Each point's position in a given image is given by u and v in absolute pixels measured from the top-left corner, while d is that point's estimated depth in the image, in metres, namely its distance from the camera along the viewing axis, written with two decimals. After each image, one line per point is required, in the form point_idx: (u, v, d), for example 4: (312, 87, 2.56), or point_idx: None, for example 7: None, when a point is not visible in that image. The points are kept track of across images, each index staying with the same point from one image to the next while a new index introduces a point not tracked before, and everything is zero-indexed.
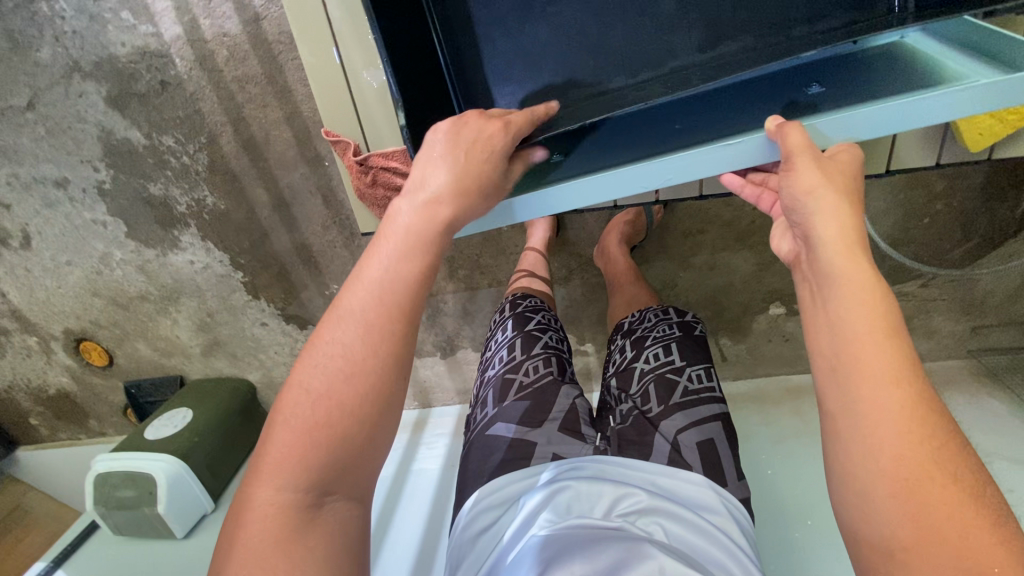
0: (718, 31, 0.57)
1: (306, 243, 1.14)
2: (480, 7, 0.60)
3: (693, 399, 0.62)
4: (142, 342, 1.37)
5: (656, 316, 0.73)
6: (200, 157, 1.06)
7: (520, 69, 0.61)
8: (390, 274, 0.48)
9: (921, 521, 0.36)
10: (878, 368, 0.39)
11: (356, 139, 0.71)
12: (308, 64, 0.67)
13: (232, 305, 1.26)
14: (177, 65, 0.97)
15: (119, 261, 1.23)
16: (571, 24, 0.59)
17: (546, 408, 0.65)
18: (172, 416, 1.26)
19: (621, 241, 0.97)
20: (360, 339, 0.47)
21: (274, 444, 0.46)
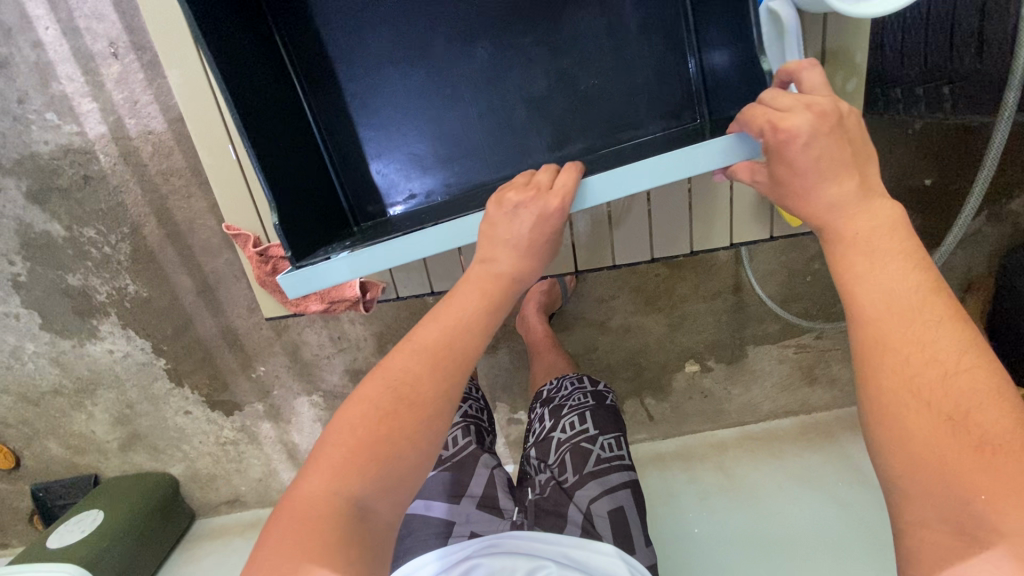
0: (564, 133, 0.66)
1: (230, 326, 1.14)
2: (360, 114, 0.67)
3: (605, 468, 0.66)
4: (53, 439, 1.29)
5: (572, 385, 0.75)
6: (121, 246, 1.07)
7: (397, 165, 0.68)
8: (463, 319, 0.53)
9: (923, 457, 0.39)
10: (924, 317, 0.42)
11: (256, 230, 0.75)
12: (207, 165, 0.71)
13: (153, 395, 1.22)
14: (100, 161, 1.00)
15: (31, 354, 1.19)
16: (440, 128, 0.67)
17: (466, 483, 0.66)
18: (81, 520, 1.17)
19: (539, 310, 1.01)
20: (422, 361, 0.51)
21: (334, 441, 0.49)
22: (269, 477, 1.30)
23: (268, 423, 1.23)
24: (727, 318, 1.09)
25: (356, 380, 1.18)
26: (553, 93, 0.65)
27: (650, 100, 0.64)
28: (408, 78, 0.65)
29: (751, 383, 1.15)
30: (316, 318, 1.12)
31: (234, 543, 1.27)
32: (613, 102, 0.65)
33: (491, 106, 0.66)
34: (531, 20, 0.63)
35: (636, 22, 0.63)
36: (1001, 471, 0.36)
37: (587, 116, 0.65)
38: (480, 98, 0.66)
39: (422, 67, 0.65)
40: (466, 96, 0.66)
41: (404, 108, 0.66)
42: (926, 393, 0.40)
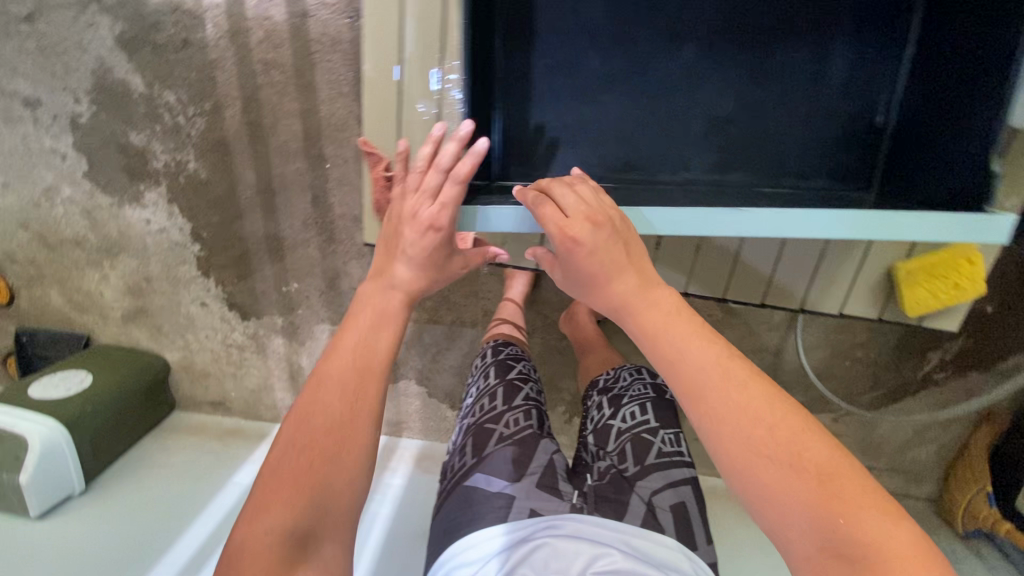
0: (729, 158, 0.68)
1: (277, 233, 1.11)
2: (547, 76, 0.69)
3: (667, 462, 0.68)
4: (56, 289, 1.24)
5: (629, 375, 0.81)
6: (196, 120, 1.03)
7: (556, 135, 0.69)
8: (373, 347, 0.57)
9: (789, 495, 0.42)
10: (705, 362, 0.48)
11: (387, 155, 0.75)
12: (369, 75, 0.75)
13: (174, 277, 1.19)
14: (206, 30, 0.96)
15: (64, 199, 1.14)
16: (620, 115, 0.68)
17: (526, 461, 0.68)
18: (68, 377, 1.14)
19: (591, 312, 1.02)
20: (333, 385, 0.53)
21: (268, 485, 0.49)
22: (263, 391, 1.28)
23: (281, 339, 1.21)
24: None
25: None
26: (736, 118, 0.68)
27: (819, 152, 0.69)
28: (607, 60, 0.68)
29: None
30: (367, 253, 1.10)
31: (211, 446, 1.25)
32: (783, 145, 0.68)
33: (673, 111, 0.68)
34: (745, 44, 0.66)
35: (837, 77, 0.67)
36: (842, 497, 0.41)
37: (756, 150, 0.68)
38: (667, 100, 0.68)
39: (620, 52, 0.67)
40: (649, 93, 0.68)
41: (593, 86, 0.68)
42: (762, 449, 0.44)
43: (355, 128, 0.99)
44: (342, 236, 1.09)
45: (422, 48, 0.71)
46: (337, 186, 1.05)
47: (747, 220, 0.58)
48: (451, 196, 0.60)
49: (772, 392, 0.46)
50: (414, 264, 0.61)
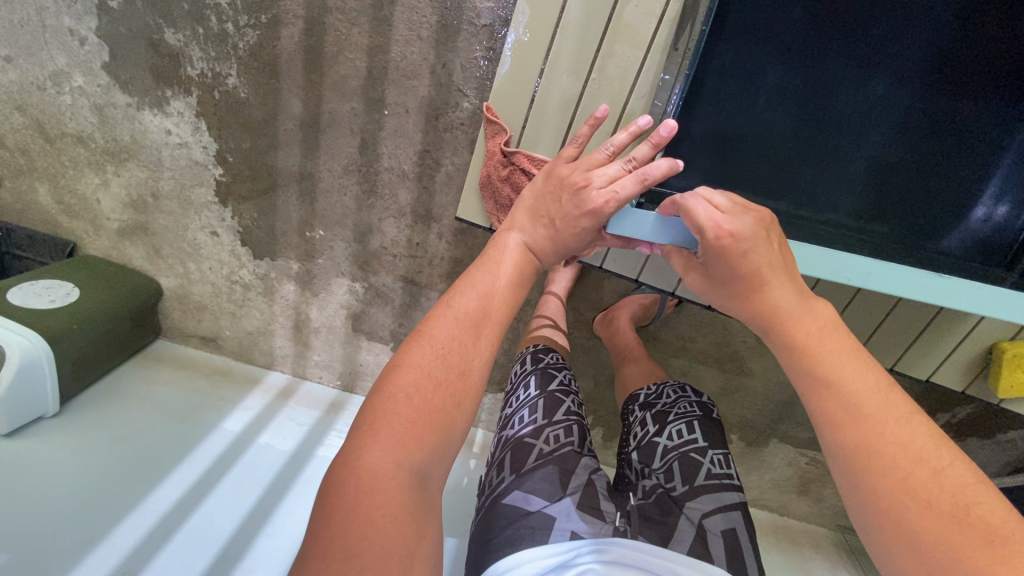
0: (881, 210, 0.62)
1: (312, 173, 1.02)
2: (709, 77, 0.62)
3: (717, 483, 0.63)
4: (46, 186, 1.12)
5: (674, 392, 0.76)
6: (247, 32, 0.92)
7: (708, 148, 0.64)
8: (500, 289, 0.57)
9: (943, 545, 0.39)
10: (859, 385, 0.46)
11: (512, 128, 0.72)
12: (520, 41, 0.67)
13: (186, 198, 1.08)
14: None
15: (74, 88, 1.01)
16: (781, 139, 0.62)
17: (566, 480, 0.62)
18: (52, 287, 1.03)
19: (631, 320, 0.99)
20: (469, 327, 0.53)
21: (391, 415, 0.46)
22: (260, 335, 1.20)
23: (292, 285, 1.13)
24: (775, 407, 1.11)
25: (407, 290, 1.10)
26: (901, 168, 0.61)
27: (979, 224, 0.62)
28: (786, 75, 0.61)
29: (754, 469, 1.18)
30: (406, 213, 1.02)
31: (196, 384, 1.16)
32: (942, 209, 0.62)
33: (839, 146, 0.62)
34: (937, 92, 0.59)
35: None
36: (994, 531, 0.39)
37: (913, 208, 0.62)
38: (835, 133, 0.61)
39: (802, 72, 0.60)
40: (818, 124, 0.61)
41: (760, 101, 0.62)
42: (902, 461, 0.43)
43: (425, 78, 0.91)
44: (383, 190, 1.01)
45: (591, 14, 0.64)
46: (391, 136, 0.96)
47: (949, 290, 0.54)
48: (630, 191, 0.57)
49: (926, 425, 0.44)
50: (548, 232, 0.62)
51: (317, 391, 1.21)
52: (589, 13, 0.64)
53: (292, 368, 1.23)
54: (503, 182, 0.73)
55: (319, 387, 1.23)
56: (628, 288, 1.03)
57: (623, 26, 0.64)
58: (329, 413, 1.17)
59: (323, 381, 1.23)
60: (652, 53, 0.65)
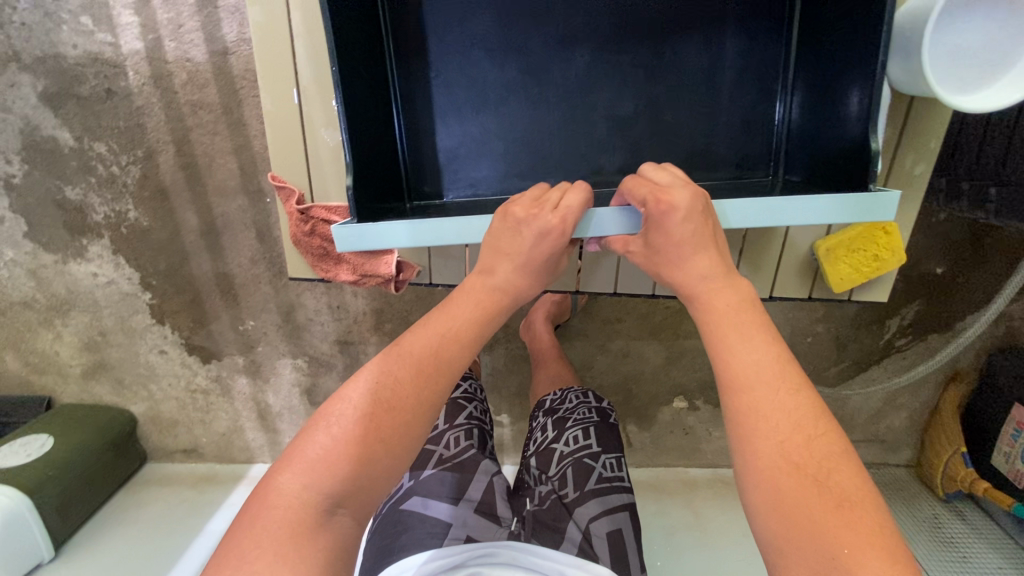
0: (635, 159, 0.66)
1: (227, 272, 1.09)
2: (440, 92, 0.66)
3: (608, 486, 0.71)
4: (12, 354, 1.22)
5: (576, 398, 0.83)
6: (131, 168, 1.02)
7: (462, 150, 0.67)
8: (406, 372, 0.48)
9: (797, 511, 0.39)
10: (758, 354, 0.45)
11: (301, 187, 0.70)
12: (268, 111, 0.67)
13: (129, 327, 1.17)
14: (129, 78, 0.95)
15: (7, 261, 1.12)
16: (521, 125, 0.66)
17: (464, 482, 0.70)
18: (28, 443, 1.11)
19: (546, 320, 1.02)
20: (368, 418, 0.46)
21: (266, 523, 0.42)
22: (233, 433, 1.26)
23: (244, 378, 1.20)
24: None
25: (345, 352, 1.15)
26: (638, 117, 0.65)
27: (730, 143, 0.66)
28: (503, 70, 0.65)
29: None
30: (319, 282, 1.09)
31: (183, 495, 1.22)
32: (691, 142, 0.66)
33: (575, 116, 0.66)
34: (643, 41, 0.63)
35: (739, 67, 0.64)
36: (862, 525, 0.38)
37: (663, 148, 0.66)
38: (568, 106, 0.66)
39: (515, 64, 0.64)
40: (551, 100, 0.65)
41: (491, 99, 0.66)
42: (788, 458, 0.41)
43: None
44: None
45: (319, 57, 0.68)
46: (282, 219, 1.04)
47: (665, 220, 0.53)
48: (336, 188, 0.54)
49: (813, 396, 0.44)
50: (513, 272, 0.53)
51: None
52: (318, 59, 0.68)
53: (271, 456, 1.27)
54: (311, 238, 0.71)
55: None
56: None
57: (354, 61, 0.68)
58: None
59: None
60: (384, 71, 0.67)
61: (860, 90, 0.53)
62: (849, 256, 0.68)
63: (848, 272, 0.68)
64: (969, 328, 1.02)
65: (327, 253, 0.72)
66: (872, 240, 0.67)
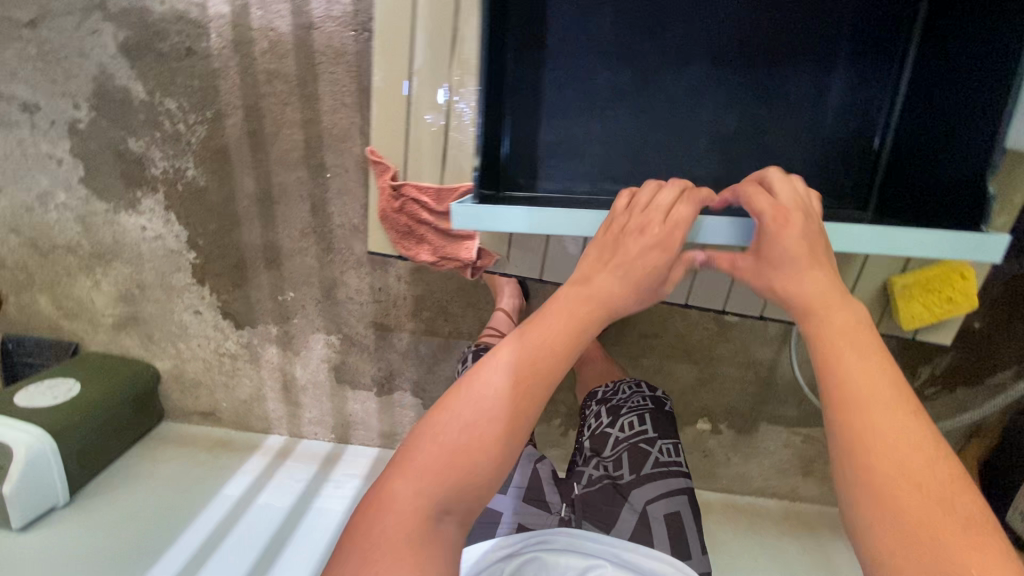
0: (729, 176, 0.69)
1: (275, 241, 1.10)
2: (551, 87, 0.68)
3: (663, 471, 0.71)
4: (46, 296, 1.23)
5: (629, 388, 0.83)
6: (197, 128, 1.03)
7: (561, 146, 0.69)
8: (504, 379, 0.48)
9: (922, 541, 0.38)
10: (867, 381, 0.44)
11: (395, 162, 0.78)
12: (378, 87, 0.75)
13: (168, 284, 1.18)
14: (210, 40, 0.97)
15: (58, 204, 1.13)
16: (624, 129, 0.68)
17: (510, 471, 0.73)
18: (56, 385, 1.12)
19: None
20: (468, 426, 0.47)
21: (375, 525, 0.45)
22: (254, 401, 1.27)
23: (274, 349, 1.20)
24: (755, 388, 1.10)
25: (379, 334, 1.16)
26: (738, 136, 0.68)
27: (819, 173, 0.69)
28: (616, 75, 0.68)
29: (751, 457, 1.16)
30: (365, 262, 1.10)
31: (198, 458, 1.22)
32: (783, 166, 0.68)
33: (676, 128, 0.68)
34: (755, 64, 0.66)
35: (843, 99, 0.67)
36: (985, 552, 0.37)
37: (757, 169, 0.68)
38: (671, 118, 0.68)
39: (628, 68, 0.67)
40: (656, 110, 0.68)
41: (599, 101, 0.68)
42: (913, 478, 0.40)
43: (356, 139, 1.00)
44: (340, 246, 1.09)
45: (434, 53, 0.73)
46: (337, 196, 1.05)
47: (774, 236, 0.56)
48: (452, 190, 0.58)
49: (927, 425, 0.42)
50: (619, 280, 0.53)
51: (314, 447, 1.26)
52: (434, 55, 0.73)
53: (288, 429, 1.28)
54: (399, 214, 0.79)
55: (316, 443, 1.27)
56: None
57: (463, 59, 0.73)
58: (325, 466, 1.20)
59: (319, 436, 1.28)
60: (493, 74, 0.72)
61: (973, 132, 0.56)
62: (923, 297, 0.72)
63: (920, 311, 0.72)
64: (999, 387, 1.04)
65: (411, 231, 0.80)
66: (948, 284, 0.71)
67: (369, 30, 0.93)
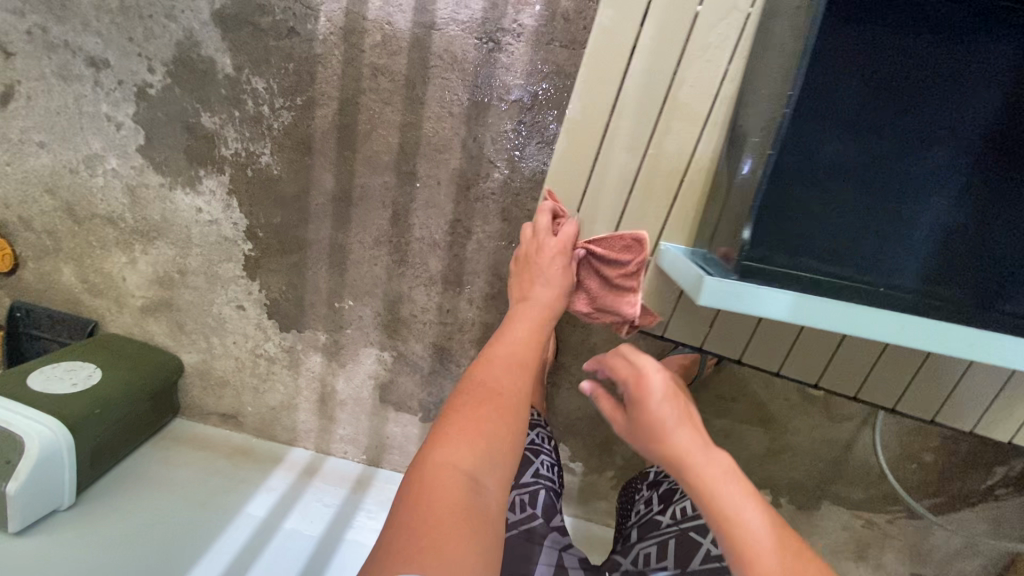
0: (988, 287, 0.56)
1: (344, 245, 1.02)
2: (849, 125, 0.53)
3: (715, 569, 0.63)
4: (71, 266, 1.12)
5: None
6: (283, 114, 0.95)
7: (832, 216, 0.55)
8: (519, 335, 0.70)
9: None
10: (760, 541, 0.46)
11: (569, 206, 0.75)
12: (572, 117, 0.70)
13: (213, 273, 1.08)
14: (318, 22, 0.89)
15: (107, 170, 1.03)
16: (909, 196, 0.55)
17: (532, 557, 0.70)
18: (74, 369, 1.00)
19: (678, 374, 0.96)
20: (506, 369, 0.65)
21: (431, 452, 0.56)
22: (284, 410, 1.17)
23: (318, 357, 1.12)
24: (825, 465, 1.06)
25: (437, 358, 1.08)
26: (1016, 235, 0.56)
27: None
28: (917, 130, 0.53)
29: (806, 535, 1.11)
30: (437, 281, 1.02)
31: (216, 466, 1.12)
32: None
33: (962, 202, 0.55)
34: None
35: None
36: None
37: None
38: (955, 189, 0.54)
39: (939, 133, 0.54)
40: (948, 179, 0.54)
41: (884, 156, 0.54)
42: None
43: (457, 152, 0.93)
44: (414, 260, 1.01)
45: (648, 91, 0.67)
46: (423, 208, 0.98)
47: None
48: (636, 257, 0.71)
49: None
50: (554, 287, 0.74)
51: (342, 467, 1.17)
52: (648, 93, 0.67)
53: (315, 444, 1.19)
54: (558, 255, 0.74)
55: (345, 462, 1.18)
56: (664, 348, 1.01)
57: (678, 106, 0.67)
58: (356, 492, 1.11)
59: (348, 455, 1.19)
60: (710, 129, 0.67)
61: None
62: None
63: None
64: None
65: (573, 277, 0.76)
66: None
67: (495, 41, 0.87)
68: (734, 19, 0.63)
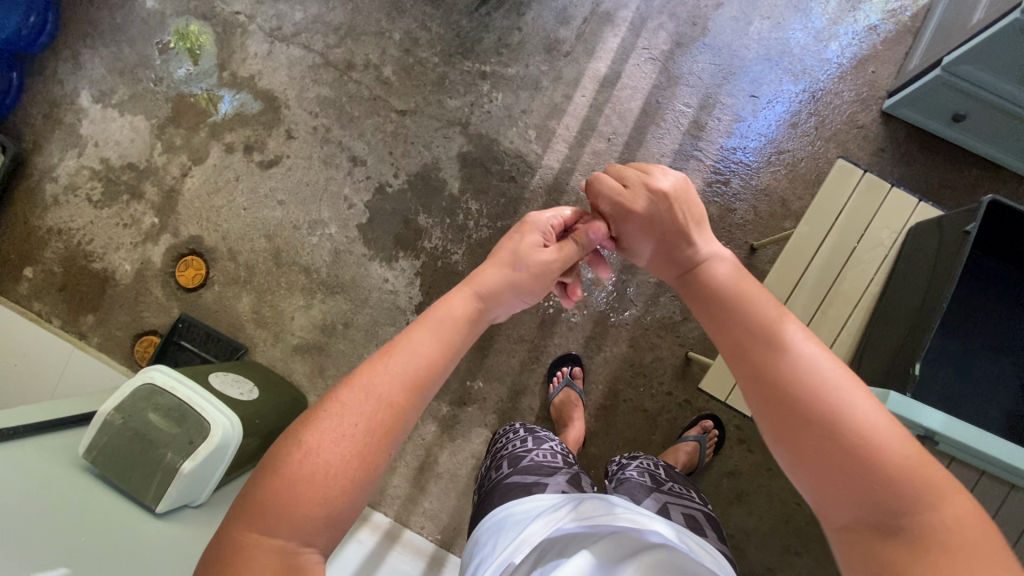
0: None
1: (493, 335, 1.25)
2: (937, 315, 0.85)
3: (681, 496, 0.83)
4: (251, 296, 1.31)
5: (637, 458, 1.01)
6: (484, 229, 1.25)
7: (930, 370, 0.84)
8: (428, 348, 0.54)
9: (855, 477, 0.42)
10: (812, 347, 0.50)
11: None
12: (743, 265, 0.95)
13: (373, 332, 1.27)
14: (533, 178, 1.25)
15: (325, 234, 1.30)
16: (972, 370, 0.84)
17: (555, 472, 0.77)
18: (240, 383, 1.13)
19: (686, 464, 1.11)
20: (403, 403, 0.49)
21: (277, 472, 0.45)
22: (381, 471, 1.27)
23: (433, 426, 1.26)
24: None
25: None
26: None
27: None
28: (962, 334, 0.84)
29: None
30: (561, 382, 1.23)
31: None
32: None
33: (998, 383, 0.84)
34: None
35: None
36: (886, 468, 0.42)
37: None
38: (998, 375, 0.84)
39: (979, 336, 0.84)
40: (986, 374, 0.84)
41: (952, 353, 0.84)
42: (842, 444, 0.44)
43: (607, 288, 1.23)
44: (548, 359, 1.24)
45: (819, 280, 0.81)
46: (567, 321, 1.23)
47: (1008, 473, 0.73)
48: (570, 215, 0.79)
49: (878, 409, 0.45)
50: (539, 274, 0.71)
51: (418, 541, 1.20)
52: (820, 278, 0.81)
53: (395, 512, 1.25)
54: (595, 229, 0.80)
55: (418, 536, 1.23)
56: (742, 486, 1.18)
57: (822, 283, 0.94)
58: (433, 565, 1.14)
59: (422, 532, 1.24)
60: (858, 311, 0.81)
61: None
62: None
63: None
64: None
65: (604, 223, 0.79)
66: None
67: None
68: (878, 252, 0.81)
